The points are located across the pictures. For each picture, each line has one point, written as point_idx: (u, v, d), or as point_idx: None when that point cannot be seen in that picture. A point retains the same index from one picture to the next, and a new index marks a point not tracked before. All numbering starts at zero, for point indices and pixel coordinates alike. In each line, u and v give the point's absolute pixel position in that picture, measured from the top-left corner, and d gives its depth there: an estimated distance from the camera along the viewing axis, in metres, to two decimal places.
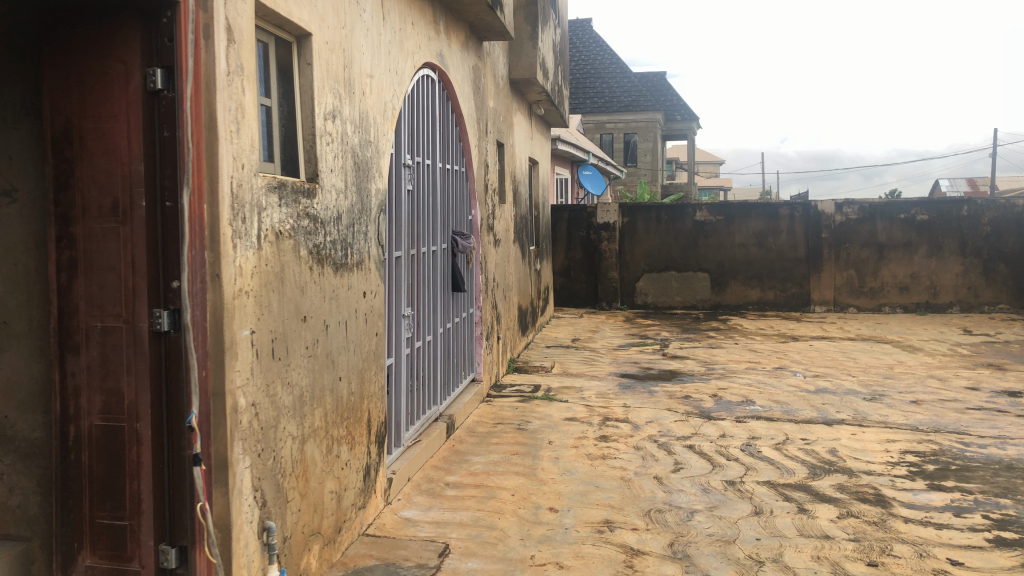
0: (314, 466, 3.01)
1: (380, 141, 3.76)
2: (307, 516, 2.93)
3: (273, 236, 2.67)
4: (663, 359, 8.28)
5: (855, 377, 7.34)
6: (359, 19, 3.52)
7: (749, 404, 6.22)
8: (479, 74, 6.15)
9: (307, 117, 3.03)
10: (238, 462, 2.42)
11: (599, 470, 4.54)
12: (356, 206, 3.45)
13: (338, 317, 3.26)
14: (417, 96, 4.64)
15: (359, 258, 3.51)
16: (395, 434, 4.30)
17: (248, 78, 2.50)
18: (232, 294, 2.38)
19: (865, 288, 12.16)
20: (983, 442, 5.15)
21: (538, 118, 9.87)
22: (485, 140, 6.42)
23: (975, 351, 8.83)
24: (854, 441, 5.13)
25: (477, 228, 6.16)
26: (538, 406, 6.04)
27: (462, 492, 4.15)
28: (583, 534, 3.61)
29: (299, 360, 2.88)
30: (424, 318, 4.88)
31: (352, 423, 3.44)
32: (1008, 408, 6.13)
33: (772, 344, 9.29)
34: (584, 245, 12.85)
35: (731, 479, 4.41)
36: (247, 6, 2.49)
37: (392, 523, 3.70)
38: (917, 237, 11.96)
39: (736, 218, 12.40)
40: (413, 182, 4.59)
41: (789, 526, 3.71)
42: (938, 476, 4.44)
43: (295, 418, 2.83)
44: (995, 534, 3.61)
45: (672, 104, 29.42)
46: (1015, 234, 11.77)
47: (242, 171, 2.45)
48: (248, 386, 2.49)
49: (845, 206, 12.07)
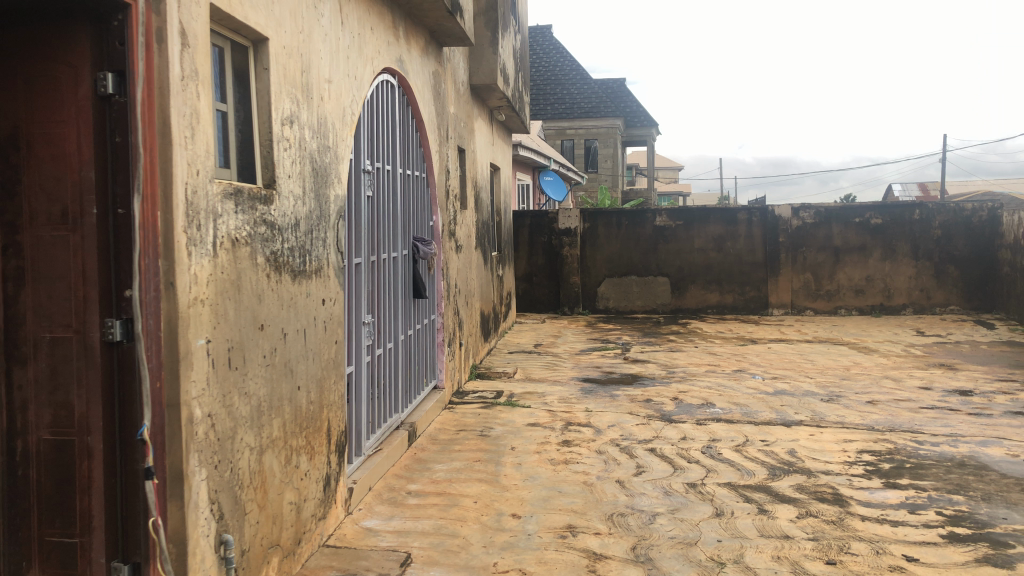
0: (273, 478, 2.97)
1: (338, 147, 3.73)
2: (265, 528, 2.89)
3: (229, 244, 2.63)
4: (624, 364, 8.33)
5: (812, 379, 7.46)
6: (318, 24, 3.49)
7: (710, 407, 6.28)
8: (439, 80, 6.12)
9: (264, 122, 2.99)
10: (194, 475, 2.37)
11: (561, 475, 4.54)
12: (314, 213, 3.41)
13: (297, 325, 3.23)
14: (376, 102, 4.61)
15: (318, 265, 3.47)
16: (355, 443, 4.24)
17: (203, 83, 2.46)
18: (188, 303, 2.34)
19: (821, 290, 12.36)
20: (936, 441, 5.25)
21: (499, 123, 9.88)
22: (446, 146, 6.41)
23: (927, 352, 9.01)
24: (812, 442, 5.20)
25: (438, 234, 6.14)
26: (500, 412, 6.02)
27: (424, 500, 4.12)
28: (546, 539, 3.60)
29: (256, 369, 2.84)
30: (384, 326, 4.83)
31: (312, 432, 3.40)
32: (960, 406, 6.26)
33: (731, 348, 9.38)
34: (546, 250, 12.88)
35: (692, 482, 4.44)
36: (202, 10, 2.46)
37: (353, 534, 3.66)
38: (871, 241, 12.20)
39: (696, 223, 12.53)
40: (372, 188, 4.55)
41: (750, 527, 3.74)
42: (893, 474, 4.52)
43: (253, 428, 2.79)
44: (949, 530, 3.68)
45: (632, 111, 29.78)
46: (964, 238, 12.05)
47: (198, 178, 2.41)
48: (205, 396, 2.45)
49: (802, 210, 12.29)
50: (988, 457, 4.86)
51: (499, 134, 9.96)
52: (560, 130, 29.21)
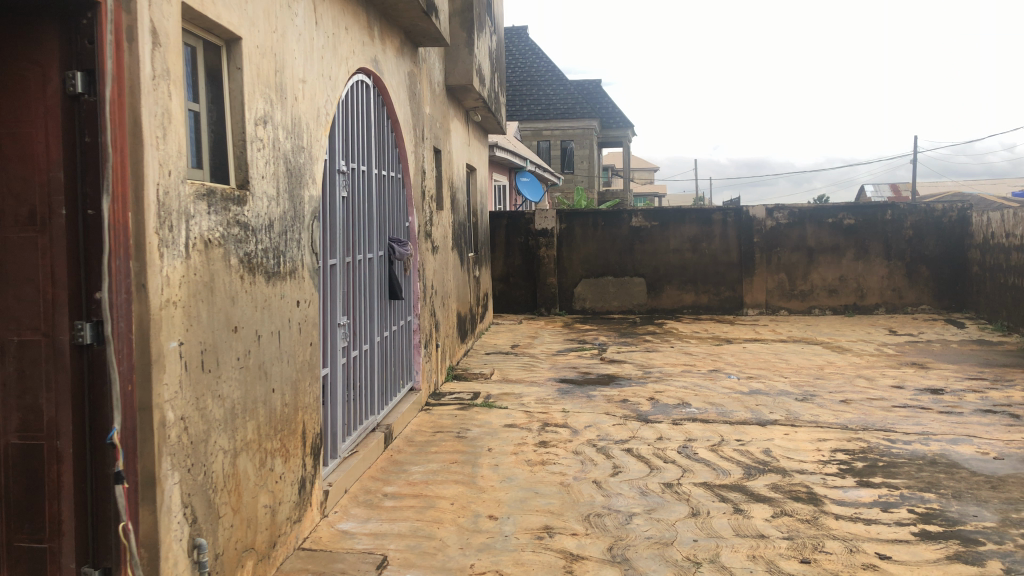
0: (247, 481, 2.94)
1: (313, 148, 3.70)
2: (239, 532, 2.86)
3: (202, 245, 2.60)
4: (601, 364, 8.35)
5: (787, 378, 7.52)
6: (291, 23, 3.46)
7: (685, 407, 6.31)
8: (415, 80, 6.11)
9: (237, 122, 2.96)
10: (166, 478, 2.34)
11: (538, 476, 4.53)
12: (289, 213, 3.38)
13: (271, 327, 3.20)
14: (351, 101, 4.58)
15: (292, 266, 3.44)
16: (330, 445, 4.22)
17: (175, 82, 2.42)
18: (159, 305, 2.31)
19: (795, 290, 12.47)
20: (908, 439, 5.31)
21: (475, 124, 9.86)
22: (422, 147, 6.39)
23: (899, 351, 9.12)
24: (787, 441, 5.24)
25: (414, 235, 6.11)
26: (477, 414, 6.01)
27: (401, 502, 4.10)
28: (523, 541, 3.60)
29: (230, 371, 2.80)
30: (360, 327, 4.80)
31: (287, 435, 3.37)
32: (931, 405, 6.34)
33: (707, 348, 9.43)
34: (522, 251, 12.88)
35: (668, 481, 4.45)
36: (173, 9, 2.43)
37: (329, 536, 3.63)
38: (844, 242, 12.33)
39: (671, 224, 12.59)
40: (347, 188, 4.52)
41: (726, 527, 3.76)
42: (866, 473, 4.57)
43: (226, 431, 2.76)
44: (921, 527, 3.72)
45: (608, 112, 29.89)
46: (935, 238, 12.20)
47: (169, 178, 2.38)
48: (177, 400, 2.41)
49: (776, 211, 12.39)
50: (959, 455, 4.92)
51: (475, 135, 9.95)
52: (536, 131, 29.22)
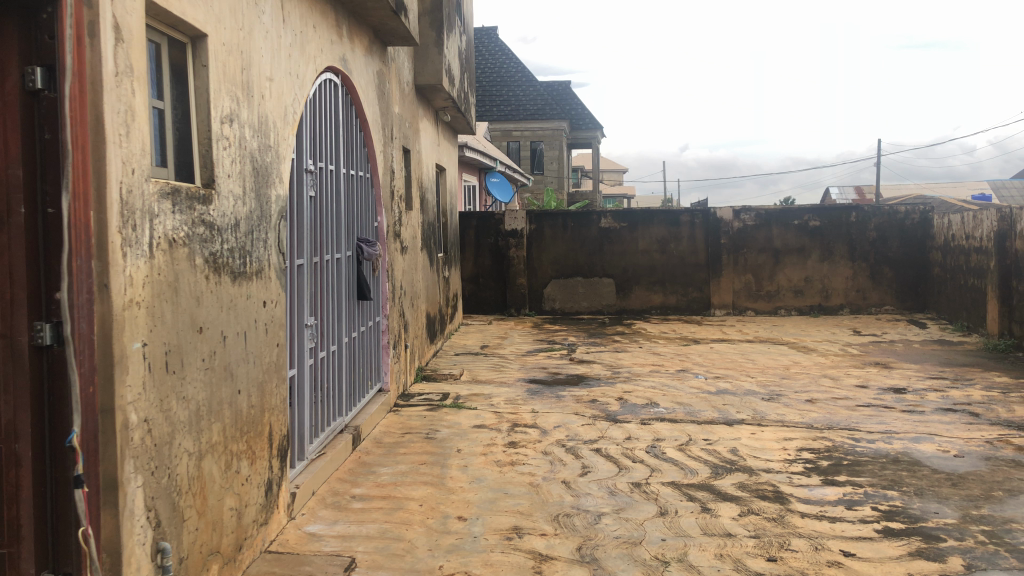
0: (212, 483, 2.90)
1: (280, 147, 3.66)
2: (205, 535, 2.82)
3: (166, 244, 2.56)
4: (570, 364, 8.37)
5: (754, 378, 7.60)
6: (258, 21, 3.42)
7: (654, 407, 6.35)
8: (383, 79, 6.08)
9: (202, 120, 2.92)
10: (129, 482, 2.30)
11: (507, 477, 4.53)
12: (255, 213, 3.34)
13: (237, 328, 3.16)
14: (319, 100, 4.55)
15: (259, 266, 3.40)
16: (298, 447, 4.18)
17: (138, 79, 2.39)
18: (123, 305, 2.27)
19: (762, 291, 12.60)
20: (872, 438, 5.38)
21: (445, 124, 9.83)
22: (391, 146, 6.36)
23: (863, 351, 9.25)
24: (753, 440, 5.29)
25: (383, 235, 6.08)
26: (446, 415, 5.99)
27: (369, 504, 4.07)
28: (491, 541, 3.59)
29: (195, 373, 2.76)
30: (328, 328, 4.76)
31: (253, 437, 3.33)
32: (894, 404, 6.44)
33: (675, 348, 9.50)
34: (492, 251, 12.87)
35: (637, 481, 4.47)
36: (137, 4, 2.39)
37: (296, 539, 3.60)
38: (809, 243, 12.49)
39: (640, 225, 12.67)
40: (315, 188, 4.48)
41: (693, 526, 3.79)
42: (831, 471, 4.63)
43: (191, 433, 2.72)
44: (884, 525, 3.78)
45: (577, 113, 29.99)
46: (898, 240, 12.38)
47: (133, 177, 2.34)
48: (141, 401, 2.38)
49: (743, 213, 12.50)
50: (921, 453, 5.01)
51: (444, 135, 9.91)
52: (506, 131, 29.20)
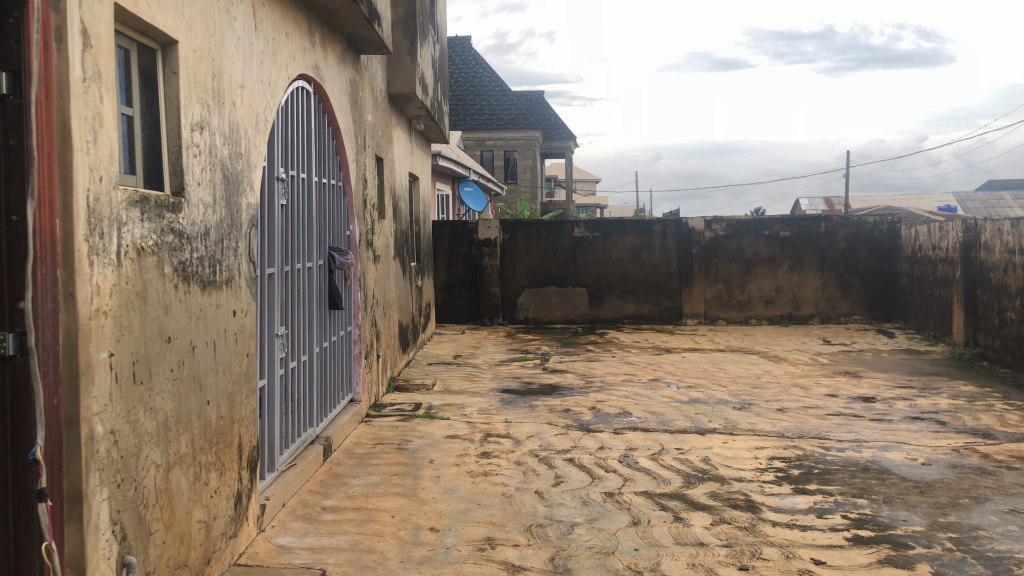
0: (180, 495, 2.85)
1: (251, 154, 3.63)
2: (172, 548, 2.77)
3: (134, 252, 2.52)
4: (543, 374, 8.37)
5: (725, 387, 7.64)
6: (230, 28, 3.40)
7: (627, 416, 6.35)
8: (356, 87, 6.06)
9: (173, 127, 2.88)
10: (94, 494, 2.25)
11: (480, 488, 4.51)
12: (225, 221, 3.30)
13: (206, 337, 3.12)
14: (291, 108, 4.52)
15: (228, 275, 3.36)
16: (267, 458, 4.12)
17: (107, 85, 2.35)
18: (89, 314, 2.23)
19: (733, 301, 12.70)
20: (842, 446, 5.44)
21: (418, 132, 9.79)
22: (363, 155, 6.33)
23: (833, 360, 9.35)
24: (725, 450, 5.32)
25: (355, 243, 6.05)
26: (418, 425, 5.95)
27: (340, 516, 4.03)
28: (464, 553, 3.57)
29: (163, 384, 2.72)
30: (299, 338, 4.72)
31: (222, 448, 3.28)
32: (863, 413, 6.52)
33: (647, 357, 9.53)
34: (465, 261, 12.84)
35: (610, 491, 4.47)
36: (105, 9, 2.35)
37: (265, 552, 3.55)
38: (780, 253, 12.61)
39: (613, 235, 12.73)
40: (286, 196, 4.44)
41: (666, 535, 3.79)
42: (802, 480, 4.66)
43: (159, 445, 2.68)
44: (854, 533, 3.81)
45: (551, 122, 30.10)
46: (867, 250, 12.54)
47: (100, 184, 2.31)
48: (107, 412, 2.33)
49: (714, 223, 12.61)
50: (889, 461, 5.06)
51: (417, 143, 9.88)
52: (479, 140, 29.19)
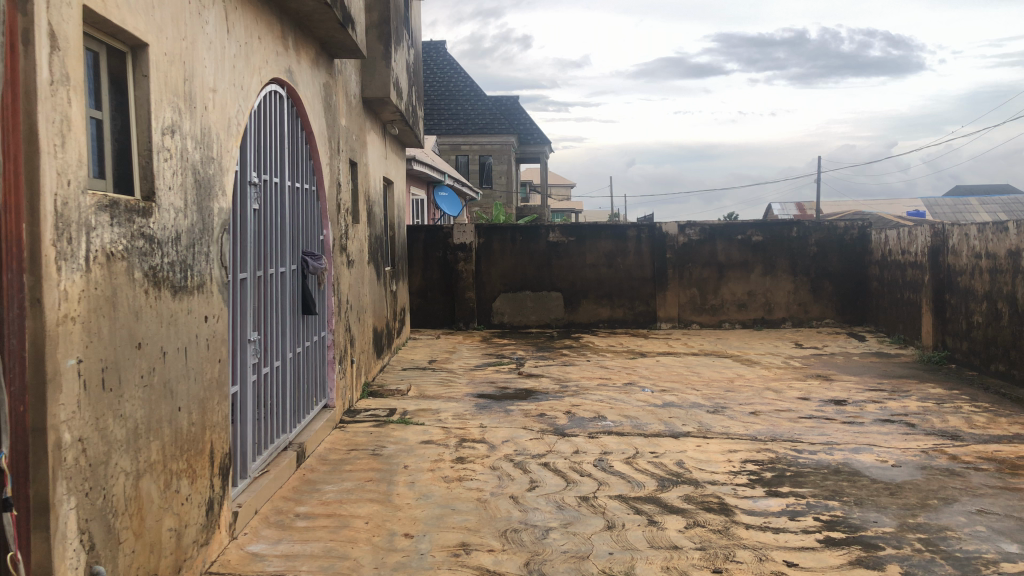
0: (150, 503, 2.81)
1: (223, 159, 3.59)
2: (141, 557, 2.73)
3: (104, 258, 2.49)
4: (518, 379, 8.37)
5: (699, 391, 7.69)
6: (201, 31, 3.37)
7: (601, 420, 6.37)
8: (330, 92, 6.03)
9: (143, 131, 2.85)
10: (61, 503, 2.22)
11: (455, 493, 4.49)
12: (196, 226, 3.27)
13: (177, 344, 3.08)
14: (263, 112, 4.49)
15: (200, 280, 3.33)
16: (240, 465, 4.09)
17: (75, 88, 2.32)
18: (57, 321, 2.20)
19: (707, 305, 12.79)
20: (814, 449, 5.49)
21: (393, 137, 9.76)
22: (337, 159, 6.30)
23: (805, 364, 9.44)
24: (699, 453, 5.35)
25: (329, 248, 6.01)
26: (393, 430, 5.93)
27: (314, 523, 4.00)
28: (438, 559, 3.56)
29: (133, 391, 2.69)
30: (271, 343, 4.67)
31: (193, 455, 3.24)
32: (835, 416, 6.58)
33: (622, 361, 9.57)
34: (440, 265, 12.80)
35: (584, 495, 4.48)
36: (74, 12, 2.32)
37: (237, 559, 3.51)
38: (752, 258, 12.73)
39: (587, 239, 12.77)
40: (259, 201, 4.41)
41: (640, 539, 3.80)
42: (775, 483, 4.70)
43: (128, 452, 2.64)
44: (826, 534, 3.84)
45: (526, 127, 30.15)
46: (838, 255, 12.69)
47: (69, 188, 2.28)
48: (75, 420, 2.30)
49: (687, 227, 12.69)
50: (860, 463, 5.12)
51: (392, 148, 9.85)
52: (454, 145, 29.15)
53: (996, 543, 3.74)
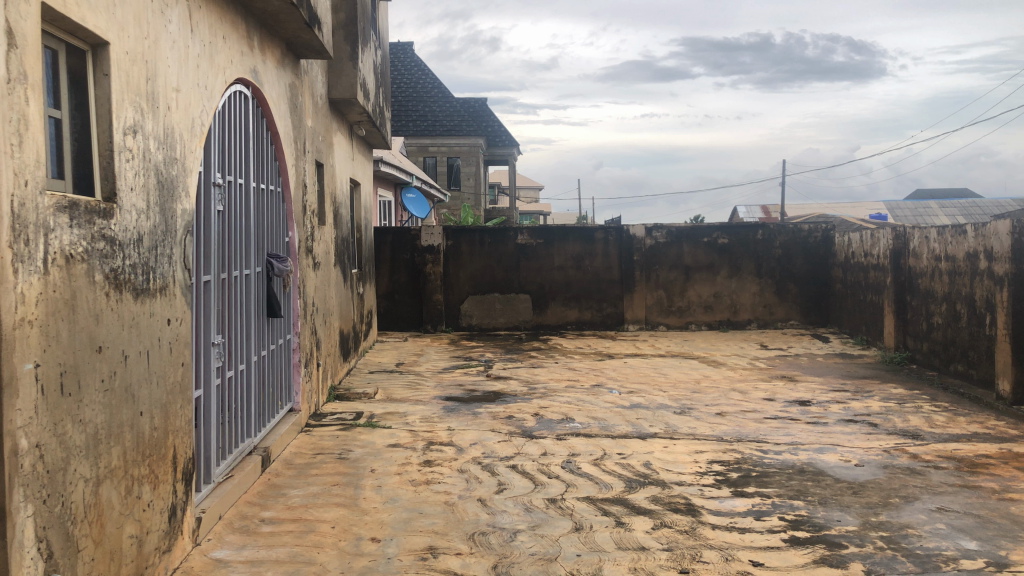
0: (110, 510, 2.76)
1: (186, 159, 3.55)
2: (101, 565, 2.68)
3: (62, 260, 2.44)
4: (487, 381, 8.35)
5: (666, 392, 7.74)
6: (164, 30, 3.32)
7: (569, 422, 6.38)
8: (296, 92, 5.97)
9: (103, 131, 2.79)
10: (17, 511, 2.16)
11: (422, 496, 4.47)
12: (159, 227, 3.22)
13: (139, 347, 3.03)
14: (228, 112, 4.43)
15: (162, 283, 3.28)
16: (204, 470, 4.03)
17: (32, 87, 2.28)
18: (13, 324, 2.15)
19: (673, 307, 12.88)
20: (779, 449, 5.55)
21: (359, 138, 9.69)
22: (303, 160, 6.24)
23: (770, 365, 9.55)
24: (666, 454, 5.38)
25: (294, 250, 5.95)
26: (360, 434, 5.88)
27: (279, 528, 3.96)
28: (406, 563, 3.53)
29: (93, 396, 2.64)
30: (236, 347, 4.61)
31: (155, 461, 3.19)
32: (800, 416, 6.67)
33: (589, 363, 9.59)
34: (408, 267, 12.73)
35: (552, 497, 4.48)
36: (32, 8, 2.27)
37: (201, 566, 3.46)
38: (718, 260, 12.84)
39: (555, 242, 12.81)
40: (223, 202, 4.35)
41: (608, 540, 3.81)
42: (740, 483, 4.74)
43: (87, 458, 2.59)
44: (791, 534, 3.89)
45: (494, 129, 30.15)
46: (802, 257, 12.85)
47: (25, 189, 2.23)
48: (32, 425, 2.25)
49: (654, 230, 12.77)
50: (825, 463, 5.18)
51: (359, 149, 9.79)
52: (422, 147, 29.03)
53: (956, 540, 3.81)
